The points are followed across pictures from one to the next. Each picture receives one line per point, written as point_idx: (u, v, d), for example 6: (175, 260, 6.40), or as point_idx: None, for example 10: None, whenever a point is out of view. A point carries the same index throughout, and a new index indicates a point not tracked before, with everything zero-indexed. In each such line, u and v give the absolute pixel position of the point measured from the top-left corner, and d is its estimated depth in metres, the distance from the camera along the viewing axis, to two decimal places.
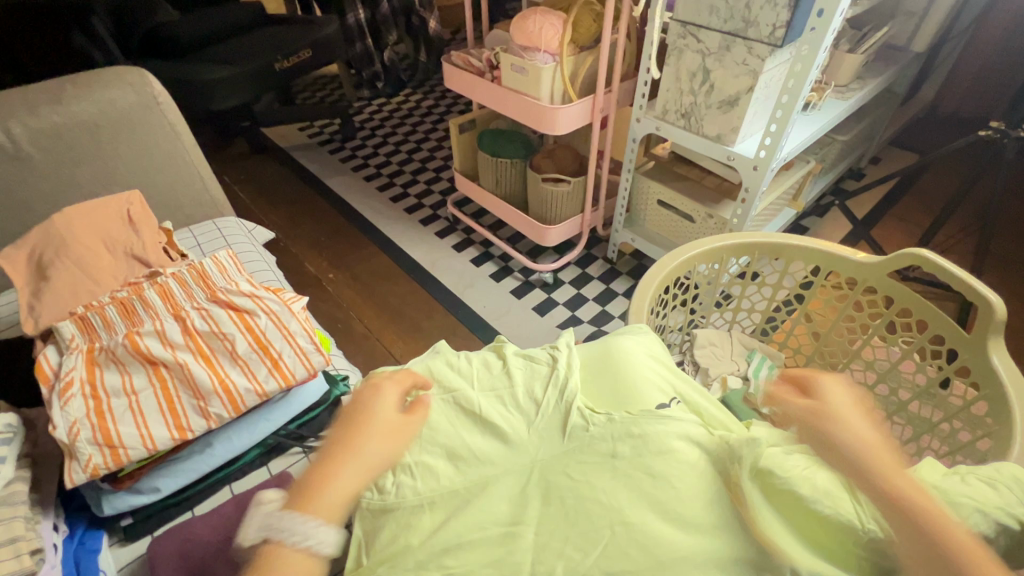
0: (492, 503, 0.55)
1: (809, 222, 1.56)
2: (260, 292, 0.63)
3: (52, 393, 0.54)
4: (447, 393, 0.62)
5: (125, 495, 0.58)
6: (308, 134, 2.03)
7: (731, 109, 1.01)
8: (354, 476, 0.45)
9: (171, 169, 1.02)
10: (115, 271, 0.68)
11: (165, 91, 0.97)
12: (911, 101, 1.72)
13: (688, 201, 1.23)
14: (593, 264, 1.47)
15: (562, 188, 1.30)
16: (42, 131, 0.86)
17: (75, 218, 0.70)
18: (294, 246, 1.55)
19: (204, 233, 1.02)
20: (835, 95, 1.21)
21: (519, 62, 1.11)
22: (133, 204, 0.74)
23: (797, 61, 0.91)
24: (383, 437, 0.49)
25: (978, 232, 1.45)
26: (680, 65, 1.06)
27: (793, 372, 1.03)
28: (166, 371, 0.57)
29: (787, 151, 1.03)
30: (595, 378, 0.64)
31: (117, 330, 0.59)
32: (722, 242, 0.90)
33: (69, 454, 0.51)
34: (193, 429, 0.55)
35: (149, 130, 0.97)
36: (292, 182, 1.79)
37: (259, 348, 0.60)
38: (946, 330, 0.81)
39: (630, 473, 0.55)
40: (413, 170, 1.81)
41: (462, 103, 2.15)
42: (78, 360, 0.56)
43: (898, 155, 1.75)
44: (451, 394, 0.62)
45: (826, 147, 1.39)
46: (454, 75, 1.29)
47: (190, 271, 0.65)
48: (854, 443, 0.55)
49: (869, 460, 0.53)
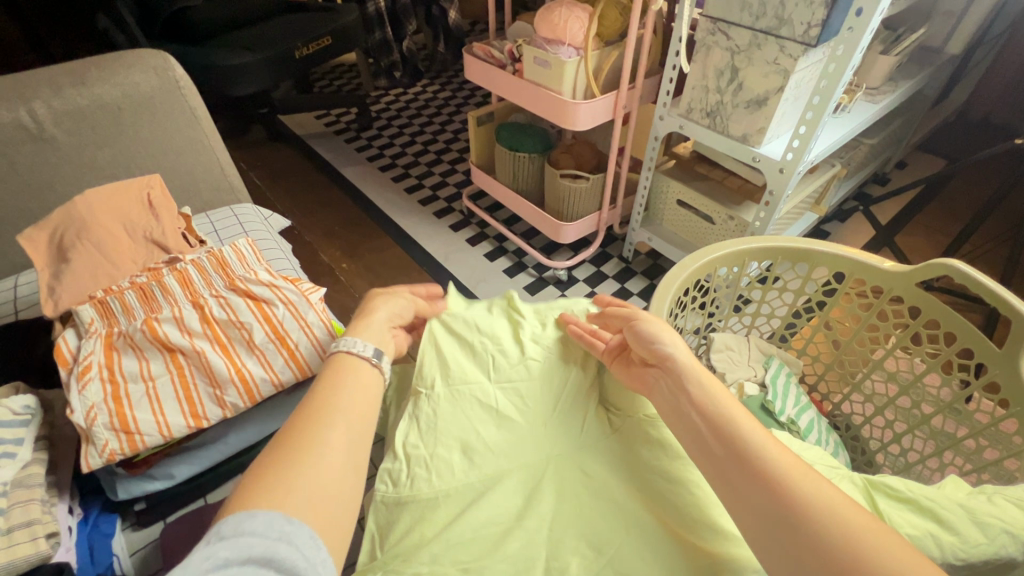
0: (505, 502, 0.54)
1: (830, 226, 1.52)
2: (278, 281, 0.63)
3: (70, 376, 0.53)
4: (461, 383, 0.59)
5: (139, 481, 0.57)
6: (325, 122, 2.02)
7: (758, 109, 0.99)
8: (374, 324, 0.54)
9: (190, 155, 1.02)
10: (134, 256, 0.68)
11: (187, 75, 0.96)
12: (940, 105, 1.67)
13: (708, 202, 1.20)
14: (608, 262, 1.45)
15: (580, 185, 1.28)
16: (64, 113, 0.86)
17: (95, 200, 0.69)
18: (308, 235, 1.55)
19: (220, 219, 1.01)
20: (866, 97, 1.18)
21: (542, 55, 1.09)
22: (154, 188, 0.74)
23: (831, 61, 0.89)
24: (389, 303, 0.58)
25: (1006, 244, 1.41)
26: (708, 63, 1.03)
27: (811, 380, 1.01)
28: (183, 358, 0.56)
29: (815, 154, 1.01)
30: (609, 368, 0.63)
31: (136, 315, 0.58)
32: (747, 245, 0.88)
33: (85, 438, 0.51)
34: (208, 416, 0.55)
35: (170, 114, 0.97)
36: (308, 170, 1.79)
37: (276, 338, 0.59)
38: (976, 344, 0.78)
39: (647, 475, 0.53)
40: (429, 162, 1.80)
41: (480, 96, 2.13)
42: (97, 344, 0.56)
43: (925, 161, 1.71)
44: (466, 385, 0.59)
45: (852, 151, 1.35)
46: (475, 66, 1.27)
47: (210, 258, 0.64)
48: (656, 339, 0.52)
49: (677, 362, 0.49)
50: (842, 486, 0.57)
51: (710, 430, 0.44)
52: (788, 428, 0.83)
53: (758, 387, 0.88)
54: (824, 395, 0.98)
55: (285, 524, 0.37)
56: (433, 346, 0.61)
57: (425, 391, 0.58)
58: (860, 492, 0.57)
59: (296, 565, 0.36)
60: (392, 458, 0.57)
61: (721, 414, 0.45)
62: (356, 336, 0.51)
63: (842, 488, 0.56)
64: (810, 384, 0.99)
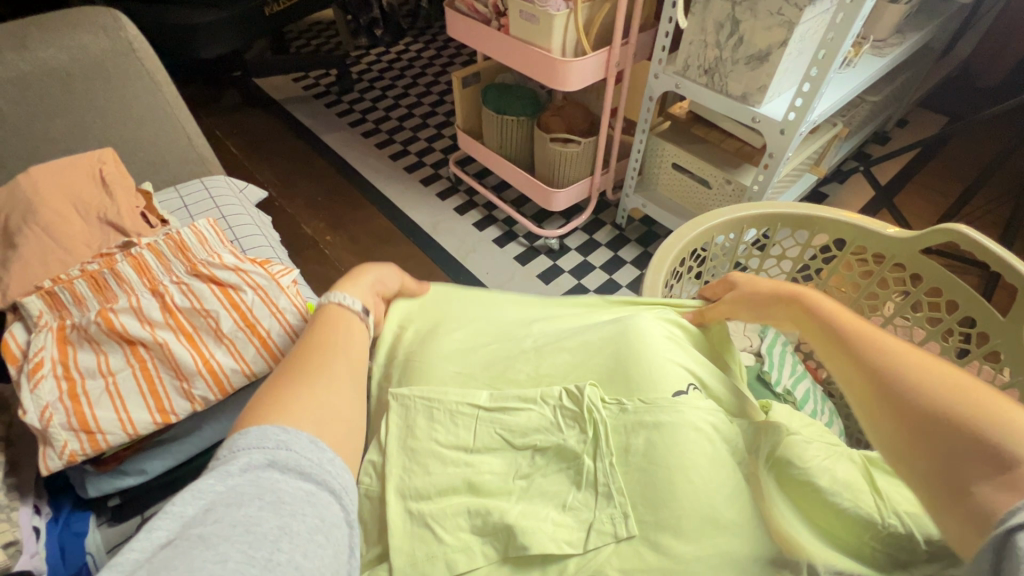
0: (499, 486, 0.51)
1: (829, 188, 1.48)
2: (245, 265, 0.58)
3: (21, 374, 0.49)
4: (428, 399, 0.56)
5: (110, 478, 0.54)
6: (303, 85, 1.91)
7: (760, 66, 0.93)
8: (364, 285, 0.58)
9: (153, 125, 0.95)
10: (88, 239, 0.63)
11: (141, 35, 0.89)
12: (947, 59, 1.60)
13: (704, 165, 1.16)
14: (601, 230, 1.40)
15: (571, 149, 1.22)
16: (8, 80, 0.79)
17: (41, 178, 0.64)
18: (290, 206, 1.49)
19: (190, 194, 0.95)
20: (873, 51, 1.11)
21: (529, 8, 1.01)
22: (107, 163, 0.68)
23: (839, 11, 0.83)
24: (379, 270, 0.63)
25: (1007, 205, 1.38)
26: (706, 16, 0.96)
27: (806, 349, 0.98)
28: (145, 351, 0.53)
29: (818, 114, 0.95)
30: (605, 346, 0.60)
31: (90, 307, 0.54)
32: (743, 213, 0.84)
33: (42, 439, 0.48)
34: (175, 412, 0.52)
35: (127, 81, 0.89)
36: (286, 137, 1.70)
37: (246, 326, 0.55)
38: (978, 312, 0.76)
39: (643, 466, 0.49)
40: (413, 126, 1.72)
41: (466, 54, 2.02)
42: (48, 338, 0.51)
43: (928, 118, 1.65)
44: (431, 402, 0.55)
45: (854, 109, 1.30)
46: (457, 22, 1.18)
47: (167, 241, 0.59)
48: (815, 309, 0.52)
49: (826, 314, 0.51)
50: (841, 465, 0.54)
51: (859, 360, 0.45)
52: (784, 400, 0.80)
53: (753, 357, 0.85)
54: (819, 363, 0.96)
55: (281, 435, 0.35)
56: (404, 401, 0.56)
57: (397, 404, 0.56)
58: (858, 471, 0.55)
59: (301, 465, 0.34)
60: (377, 450, 0.54)
61: (872, 344, 0.45)
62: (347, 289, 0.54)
63: (839, 467, 0.54)
64: (806, 352, 0.97)
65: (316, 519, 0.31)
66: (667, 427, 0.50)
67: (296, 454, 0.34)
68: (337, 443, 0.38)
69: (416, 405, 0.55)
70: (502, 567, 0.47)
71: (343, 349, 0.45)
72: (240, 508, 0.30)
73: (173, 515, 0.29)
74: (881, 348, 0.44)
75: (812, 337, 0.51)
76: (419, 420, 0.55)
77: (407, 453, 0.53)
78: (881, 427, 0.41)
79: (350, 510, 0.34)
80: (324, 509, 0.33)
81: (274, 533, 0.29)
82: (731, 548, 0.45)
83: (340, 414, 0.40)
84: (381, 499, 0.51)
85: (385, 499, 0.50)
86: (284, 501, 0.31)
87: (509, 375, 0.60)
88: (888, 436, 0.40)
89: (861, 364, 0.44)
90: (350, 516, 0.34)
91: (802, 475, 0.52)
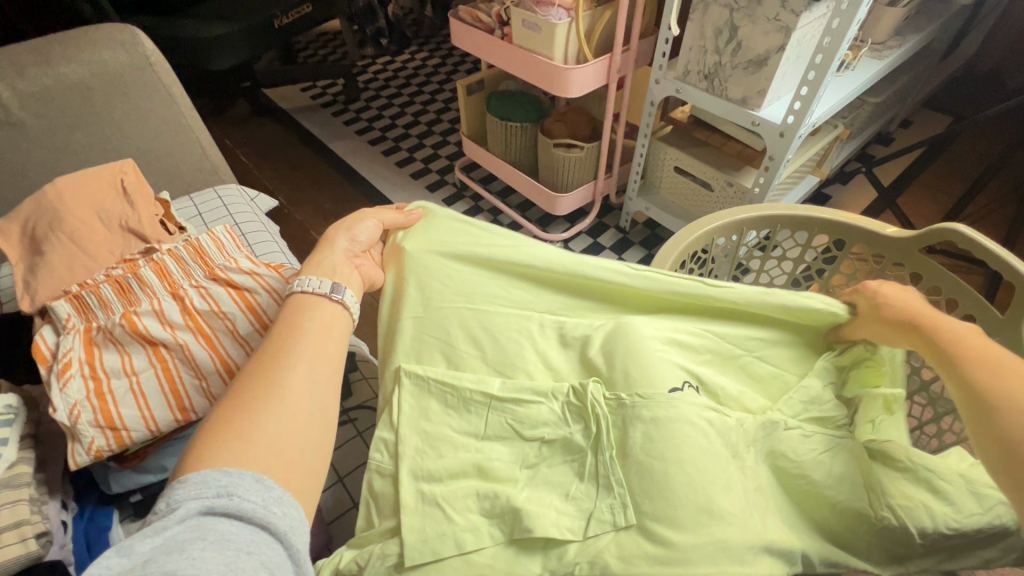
0: (506, 475, 0.53)
1: (832, 189, 1.49)
2: (260, 269, 0.61)
3: (50, 373, 0.52)
4: (440, 384, 0.58)
5: (132, 473, 0.57)
6: (311, 95, 1.95)
7: (758, 70, 0.94)
8: (334, 256, 0.56)
9: (169, 136, 0.98)
10: (110, 246, 0.65)
11: (157, 51, 0.92)
12: (949, 59, 1.60)
13: (706, 168, 1.17)
14: (605, 233, 1.42)
15: (574, 154, 1.24)
16: (32, 95, 0.83)
17: (67, 188, 0.67)
18: (299, 213, 1.52)
19: (204, 202, 0.98)
20: (872, 54, 1.12)
21: (531, 18, 1.04)
22: (127, 173, 0.71)
23: (835, 17, 0.84)
24: (347, 229, 0.60)
25: (1011, 204, 1.38)
26: (705, 22, 0.98)
27: None
28: (166, 352, 0.55)
29: (817, 116, 0.97)
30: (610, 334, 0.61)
31: (114, 310, 0.57)
32: (744, 214, 0.86)
33: (70, 435, 0.50)
34: (195, 409, 0.54)
35: (144, 93, 0.93)
36: (294, 145, 1.74)
37: (260, 327, 0.58)
38: (977, 310, 0.77)
39: (644, 458, 0.50)
40: (419, 133, 1.75)
41: (470, 62, 2.06)
42: (76, 340, 0.54)
43: (931, 119, 1.66)
44: (443, 387, 0.58)
45: (855, 111, 1.31)
46: (462, 32, 1.21)
47: (187, 247, 0.62)
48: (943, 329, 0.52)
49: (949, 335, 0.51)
50: (837, 459, 0.56)
51: (977, 384, 0.46)
52: None
53: None
54: None
55: (223, 480, 0.36)
56: (417, 384, 0.58)
57: (410, 385, 0.58)
58: (856, 464, 0.56)
59: (247, 508, 0.35)
60: (388, 426, 0.57)
61: (996, 371, 0.45)
62: (310, 275, 0.52)
63: (834, 462, 0.55)
64: None
65: (260, 559, 0.33)
66: (667, 421, 0.51)
67: (239, 496, 0.35)
68: (285, 472, 0.39)
69: (428, 389, 0.58)
70: (508, 548, 0.49)
71: (304, 356, 0.45)
72: (183, 552, 0.31)
73: (117, 565, 0.30)
74: (1003, 376, 0.45)
75: (929, 358, 0.52)
76: (433, 403, 0.57)
77: (420, 435, 0.55)
78: (983, 448, 0.43)
79: (295, 546, 0.35)
80: (267, 549, 0.34)
81: (218, 571, 0.30)
82: (727, 536, 0.47)
83: (295, 435, 0.41)
84: (394, 476, 0.54)
85: (399, 478, 0.53)
86: (228, 541, 0.32)
87: (517, 361, 0.60)
88: (988, 455, 0.43)
89: (976, 388, 0.46)
90: (296, 553, 0.35)
91: (794, 469, 0.54)
